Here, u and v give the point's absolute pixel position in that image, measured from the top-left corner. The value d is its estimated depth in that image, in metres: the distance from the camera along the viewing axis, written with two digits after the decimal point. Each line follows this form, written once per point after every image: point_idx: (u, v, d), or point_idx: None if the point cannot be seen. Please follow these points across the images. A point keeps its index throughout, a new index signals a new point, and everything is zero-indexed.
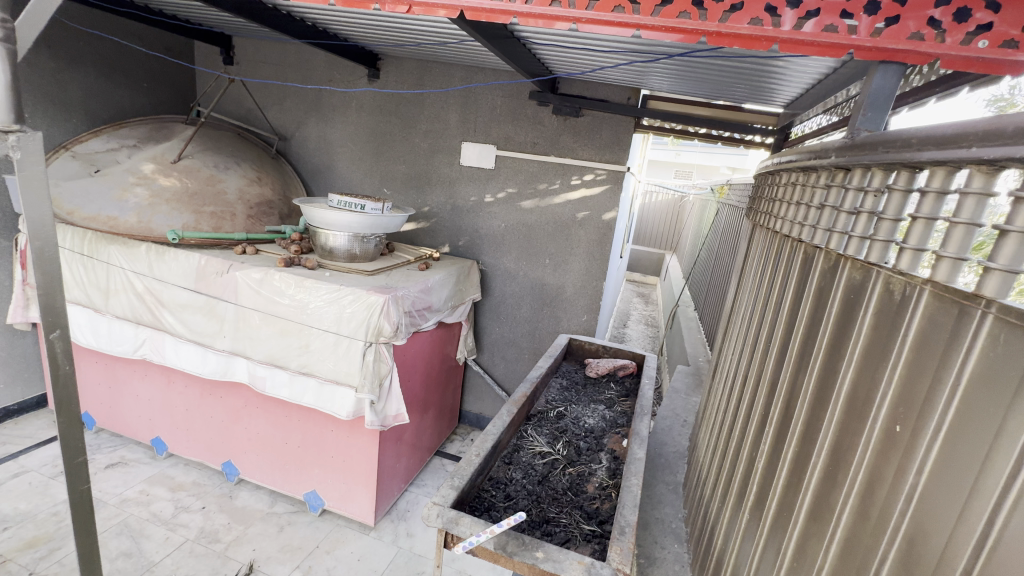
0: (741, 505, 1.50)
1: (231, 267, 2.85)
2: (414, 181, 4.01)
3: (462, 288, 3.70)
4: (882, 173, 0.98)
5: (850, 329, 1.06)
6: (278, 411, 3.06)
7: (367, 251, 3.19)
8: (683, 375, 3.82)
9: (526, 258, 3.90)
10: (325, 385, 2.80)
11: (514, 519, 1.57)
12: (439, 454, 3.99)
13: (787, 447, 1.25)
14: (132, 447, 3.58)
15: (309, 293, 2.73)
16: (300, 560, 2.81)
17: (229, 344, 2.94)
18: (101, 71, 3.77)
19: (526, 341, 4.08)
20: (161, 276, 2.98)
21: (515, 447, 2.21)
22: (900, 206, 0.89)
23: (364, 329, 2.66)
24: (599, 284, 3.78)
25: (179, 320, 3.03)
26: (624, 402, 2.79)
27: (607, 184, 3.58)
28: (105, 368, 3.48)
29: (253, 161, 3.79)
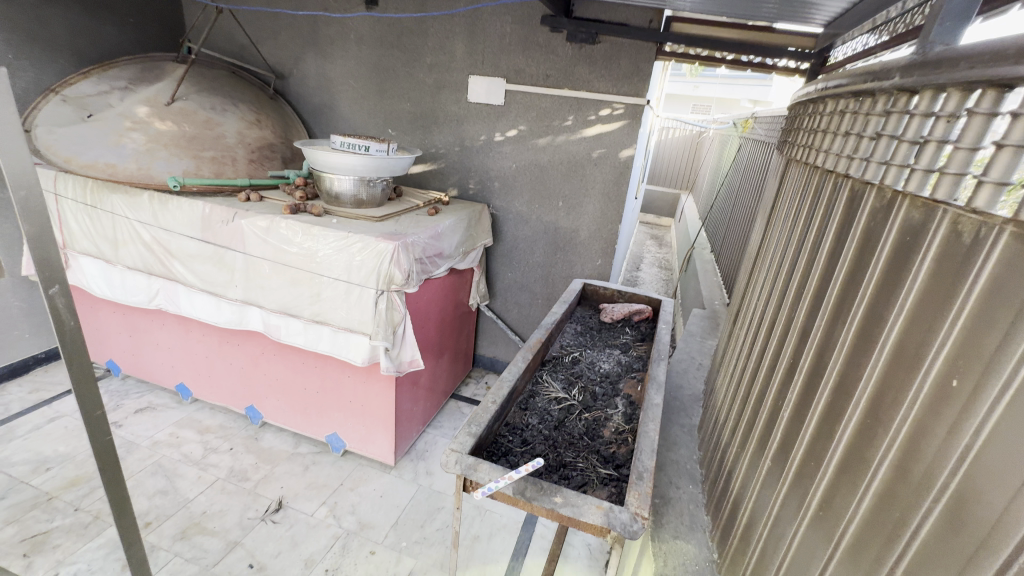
0: (762, 453, 1.47)
1: (236, 215, 2.77)
2: (421, 120, 3.81)
3: (473, 233, 3.60)
4: (961, 94, 0.82)
5: (902, 276, 0.95)
6: (295, 358, 3.10)
7: (374, 196, 3.07)
8: (699, 318, 3.76)
9: (539, 201, 3.75)
10: (339, 332, 2.80)
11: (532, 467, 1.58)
12: (455, 397, 4.08)
13: (818, 397, 1.20)
14: (159, 393, 3.70)
15: (317, 241, 2.66)
16: (326, 496, 2.95)
17: (241, 294, 2.93)
18: (83, 5, 3.52)
19: (539, 286, 4.03)
20: (168, 226, 2.93)
21: (530, 393, 2.21)
22: (981, 133, 0.75)
23: (375, 277, 2.60)
24: (615, 227, 3.65)
25: (189, 270, 3.00)
26: (639, 347, 2.76)
27: (625, 119, 3.35)
28: (123, 318, 3.53)
29: (251, 102, 3.60)
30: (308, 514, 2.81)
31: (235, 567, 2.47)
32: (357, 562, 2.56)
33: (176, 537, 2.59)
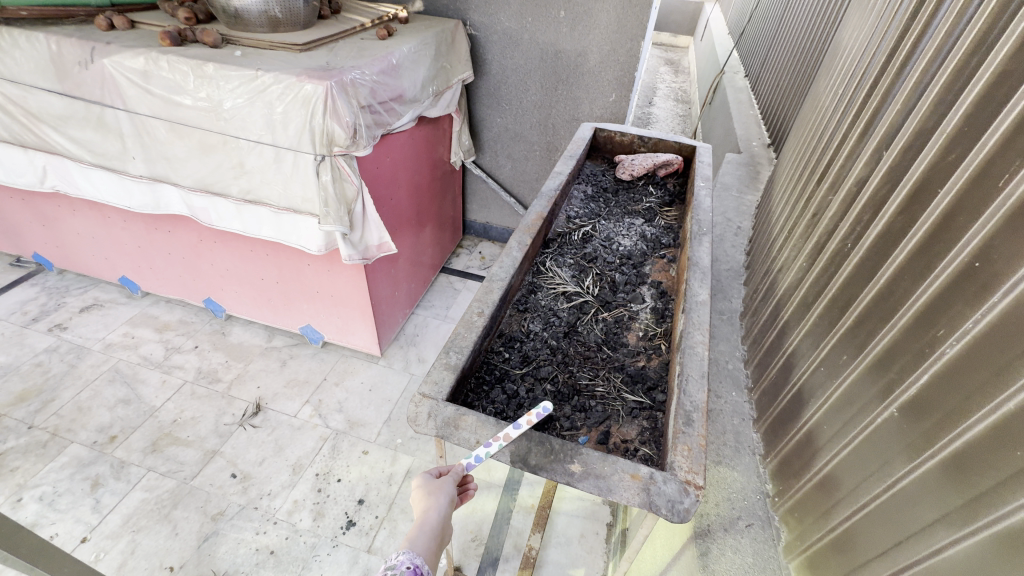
0: (880, 391, 0.98)
1: (95, 52, 1.92)
2: None
3: (446, 64, 2.69)
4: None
5: None
6: (240, 245, 2.52)
7: (294, 14, 2.14)
8: (734, 167, 3.05)
9: (533, 12, 2.74)
10: (282, 214, 2.17)
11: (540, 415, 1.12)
12: (445, 272, 3.60)
13: None
14: (105, 288, 3.22)
15: (219, 87, 1.87)
16: (309, 395, 2.67)
17: (145, 169, 2.22)
18: None
19: (537, 134, 3.23)
20: (15, 77, 2.09)
21: (530, 288, 1.69)
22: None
23: (309, 137, 1.87)
24: (635, 45, 2.71)
25: (68, 139, 2.24)
26: (668, 213, 2.15)
27: None
28: (26, 205, 2.87)
29: None
30: (291, 416, 2.55)
31: (218, 478, 2.27)
32: (350, 464, 2.35)
33: (147, 450, 2.35)
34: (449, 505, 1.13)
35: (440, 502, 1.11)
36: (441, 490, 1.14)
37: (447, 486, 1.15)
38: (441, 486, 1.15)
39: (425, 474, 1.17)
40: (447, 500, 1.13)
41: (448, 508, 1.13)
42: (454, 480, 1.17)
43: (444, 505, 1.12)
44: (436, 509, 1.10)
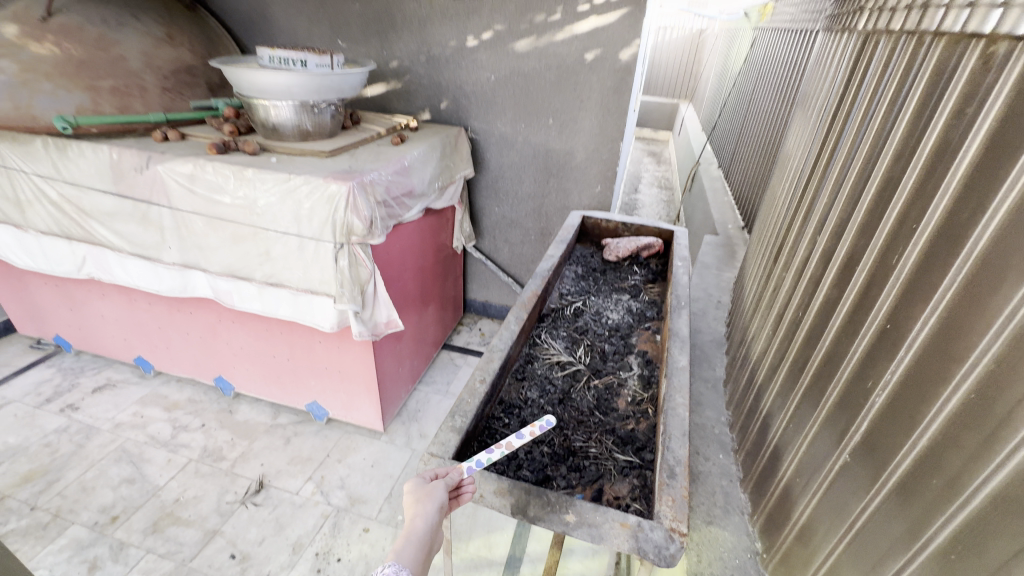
0: (835, 440, 1.12)
1: (151, 160, 2.24)
2: (375, 25, 3.10)
3: (450, 163, 3.07)
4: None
5: None
6: (256, 325, 2.70)
7: (322, 126, 2.51)
8: (713, 247, 3.34)
9: (526, 120, 3.17)
10: (299, 295, 2.38)
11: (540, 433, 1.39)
12: (446, 348, 3.76)
13: (949, 386, 0.82)
14: (119, 368, 3.35)
15: (255, 188, 2.16)
16: (312, 471, 2.70)
17: (178, 256, 2.47)
18: None
19: (531, 220, 3.56)
20: (74, 180, 2.40)
21: (527, 359, 1.85)
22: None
23: (330, 228, 2.14)
24: (616, 146, 3.11)
25: (113, 232, 2.51)
26: (652, 289, 2.37)
27: (626, 7, 2.69)
28: (58, 290, 3.08)
29: (159, 13, 2.88)
30: (292, 493, 2.57)
31: (216, 559, 2.25)
32: (350, 543, 2.34)
33: (147, 531, 2.34)
34: (439, 512, 1.14)
35: (428, 512, 1.13)
36: (431, 498, 1.14)
37: (437, 496, 1.14)
38: (431, 494, 1.14)
39: (417, 479, 1.18)
40: (436, 509, 1.13)
41: (438, 514, 1.15)
42: (444, 489, 1.15)
43: (432, 514, 1.13)
44: (424, 518, 1.13)
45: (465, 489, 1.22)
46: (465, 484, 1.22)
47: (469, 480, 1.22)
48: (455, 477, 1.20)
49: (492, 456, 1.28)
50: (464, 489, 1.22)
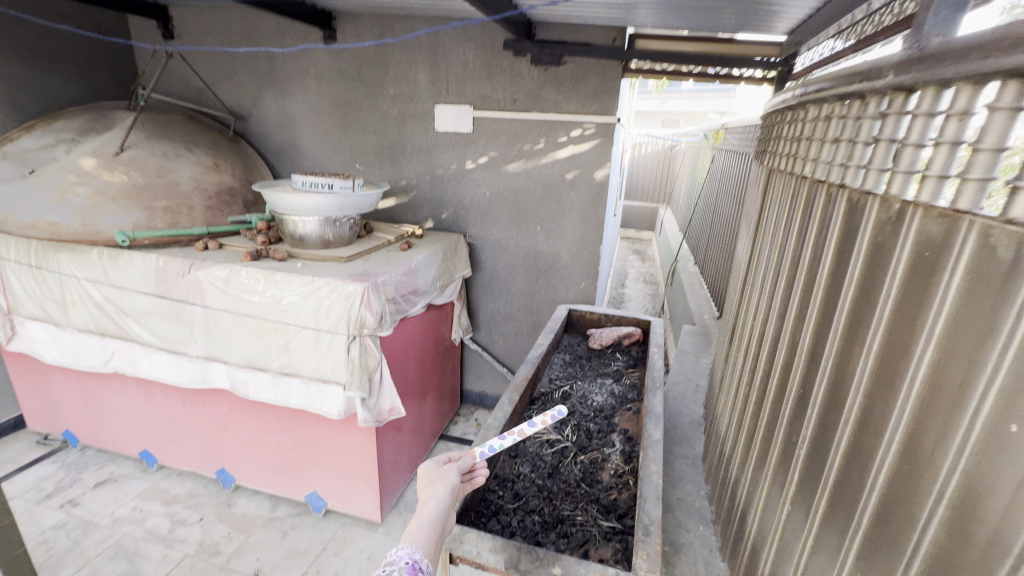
0: (779, 493, 1.31)
1: (193, 266, 2.59)
2: (388, 153, 3.69)
3: (450, 265, 3.46)
4: (921, 94, 0.82)
5: (921, 304, 0.84)
6: (266, 414, 2.88)
7: (342, 235, 2.92)
8: (691, 336, 3.63)
9: (517, 227, 3.64)
10: (312, 384, 2.60)
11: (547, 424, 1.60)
12: (444, 439, 3.85)
13: (839, 434, 1.06)
14: (121, 463, 3.41)
15: (281, 288, 2.49)
16: (307, 565, 2.69)
17: (203, 350, 2.72)
18: (22, 57, 3.32)
19: (524, 314, 3.88)
20: (120, 283, 2.73)
21: (520, 437, 2.04)
22: None
23: (345, 322, 2.43)
24: (596, 248, 3.54)
25: (146, 329, 2.79)
26: (632, 374, 2.62)
27: (597, 139, 3.27)
28: (78, 385, 3.26)
29: (208, 146, 3.45)
30: None
31: None
32: None
33: None
34: (451, 493, 1.24)
35: (441, 490, 1.22)
36: (444, 477, 1.27)
37: (450, 475, 1.27)
38: (445, 474, 1.28)
39: (431, 462, 1.32)
40: (448, 488, 1.24)
41: (449, 497, 1.23)
42: (457, 468, 1.31)
43: (444, 493, 1.22)
44: (437, 496, 1.21)
45: (476, 474, 1.40)
46: (477, 470, 1.41)
47: (480, 466, 1.42)
48: (468, 462, 1.38)
49: (504, 443, 1.49)
50: (476, 474, 1.40)
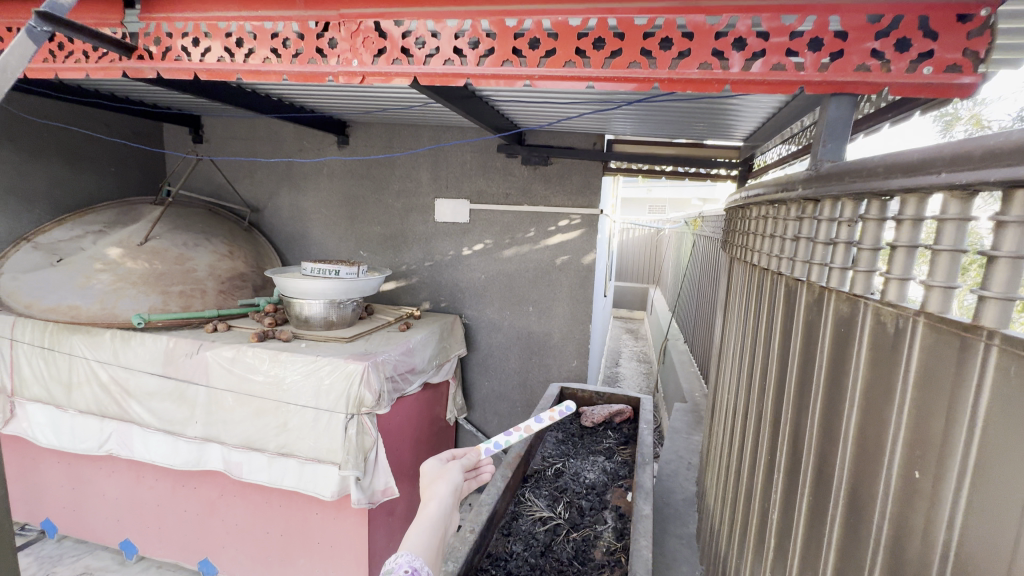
0: (761, 561, 1.37)
1: (201, 347, 2.73)
2: (391, 241, 3.99)
3: (446, 344, 3.61)
4: (828, 204, 1.08)
5: (847, 370, 1.01)
6: (257, 498, 2.85)
7: (345, 317, 3.09)
8: (682, 413, 3.68)
9: (510, 308, 3.84)
10: (307, 464, 2.63)
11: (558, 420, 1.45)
12: None
13: (801, 494, 1.17)
14: (99, 555, 3.27)
15: (285, 368, 2.61)
16: None
17: (201, 430, 2.77)
18: (66, 160, 3.71)
19: (518, 393, 3.95)
20: (128, 364, 2.83)
21: (513, 515, 2.07)
22: None
23: (345, 400, 2.52)
24: (586, 328, 3.71)
25: (147, 410, 2.84)
26: (624, 451, 2.66)
27: (583, 228, 3.59)
28: (68, 469, 3.23)
29: (225, 236, 3.73)
30: None
31: None
32: None
33: None
34: (453, 492, 1.12)
35: (444, 489, 1.10)
36: (447, 475, 1.15)
37: (453, 473, 1.16)
38: (448, 471, 1.17)
39: (434, 459, 1.20)
40: (451, 486, 1.12)
41: (451, 497, 1.11)
42: (461, 466, 1.20)
43: (448, 492, 1.10)
44: (439, 495, 1.09)
45: (482, 472, 1.29)
46: (483, 467, 1.30)
47: (485, 464, 1.31)
48: (473, 458, 1.27)
49: (511, 440, 1.34)
50: (482, 471, 1.29)
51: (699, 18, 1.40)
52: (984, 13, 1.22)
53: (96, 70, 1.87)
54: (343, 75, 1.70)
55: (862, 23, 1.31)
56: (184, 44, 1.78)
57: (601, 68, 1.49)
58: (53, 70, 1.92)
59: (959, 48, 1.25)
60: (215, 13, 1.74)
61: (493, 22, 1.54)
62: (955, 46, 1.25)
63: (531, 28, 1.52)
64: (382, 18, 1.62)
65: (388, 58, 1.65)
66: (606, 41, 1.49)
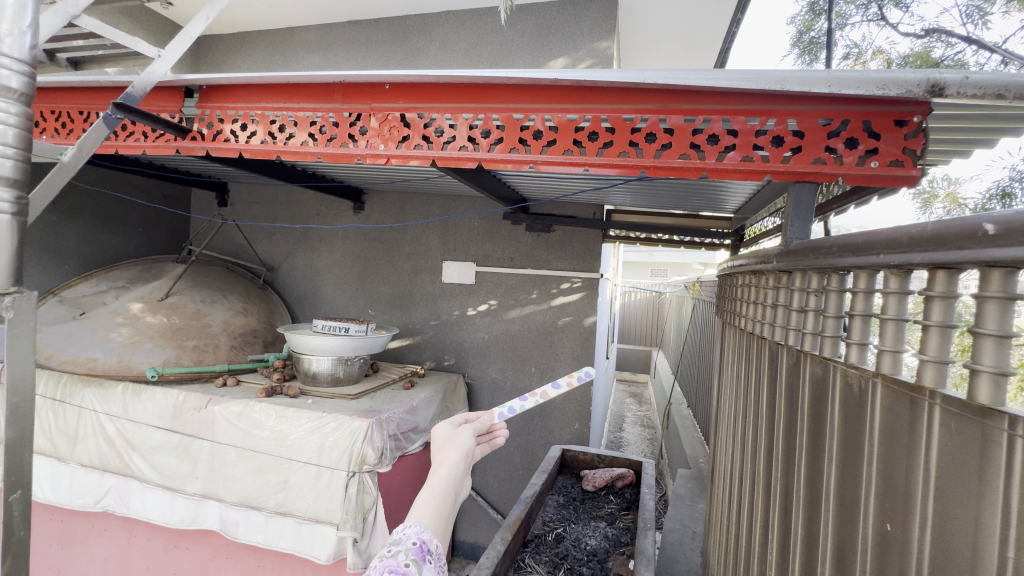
0: None
1: (210, 401, 2.78)
2: (399, 300, 4.14)
3: (448, 403, 3.64)
4: (797, 276, 1.21)
5: (825, 429, 1.09)
6: (250, 561, 2.81)
7: (351, 373, 3.16)
8: (686, 480, 3.62)
9: (513, 368, 3.90)
10: (304, 525, 2.60)
11: (577, 386, 1.36)
12: None
13: (794, 553, 1.20)
14: None
15: (290, 424, 2.66)
16: None
17: (201, 487, 2.76)
18: (99, 220, 3.96)
19: (519, 455, 3.91)
20: (136, 418, 2.86)
21: None
22: None
23: (347, 458, 2.54)
24: (587, 389, 3.75)
25: (149, 464, 2.85)
26: (626, 516, 2.63)
27: (583, 291, 3.73)
28: (59, 526, 3.16)
29: (241, 293, 3.90)
30: None
31: None
32: None
33: None
34: (464, 458, 1.08)
35: (454, 455, 1.07)
36: (457, 440, 1.11)
37: (464, 439, 1.12)
38: (459, 437, 1.13)
39: (444, 424, 1.17)
40: (462, 452, 1.08)
41: (463, 463, 1.08)
42: (472, 432, 1.16)
43: (459, 458, 1.07)
44: (450, 460, 1.06)
45: (496, 435, 1.25)
46: (495, 431, 1.26)
47: (499, 427, 1.27)
48: (485, 422, 1.23)
49: (526, 405, 1.34)
50: (495, 435, 1.25)
51: (679, 118, 1.62)
52: (917, 119, 1.42)
53: (152, 147, 2.12)
54: (369, 157, 1.92)
55: (817, 125, 1.51)
56: (232, 128, 2.04)
57: (595, 156, 1.69)
58: (113, 148, 2.17)
59: (902, 145, 1.43)
60: (262, 104, 2.00)
61: (503, 116, 1.78)
62: (898, 143, 1.43)
63: (535, 122, 1.75)
64: (407, 111, 1.86)
65: (409, 143, 1.87)
66: (599, 134, 1.71)
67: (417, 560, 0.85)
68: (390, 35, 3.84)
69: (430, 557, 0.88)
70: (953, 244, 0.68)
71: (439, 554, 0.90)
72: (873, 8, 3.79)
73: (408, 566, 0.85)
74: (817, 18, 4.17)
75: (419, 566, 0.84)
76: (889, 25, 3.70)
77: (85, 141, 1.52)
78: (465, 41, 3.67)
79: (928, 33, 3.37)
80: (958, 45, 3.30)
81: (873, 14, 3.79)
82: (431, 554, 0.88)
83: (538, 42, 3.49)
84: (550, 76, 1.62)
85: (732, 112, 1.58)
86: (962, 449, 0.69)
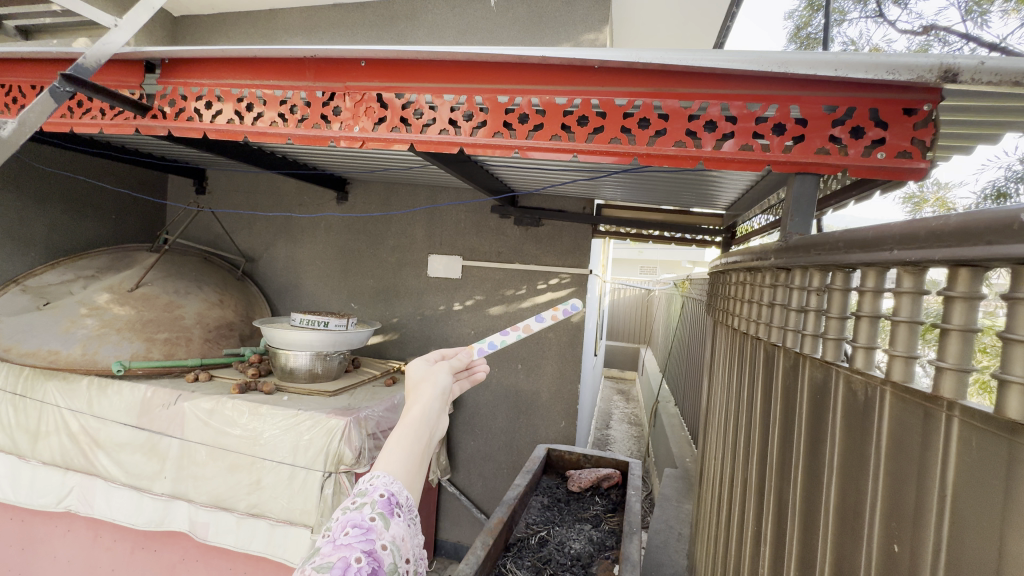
0: None
1: (180, 397, 2.65)
2: (383, 294, 4.02)
3: None
4: (798, 273, 1.13)
5: (825, 436, 1.02)
6: (221, 564, 2.70)
7: (330, 369, 3.05)
8: (672, 479, 3.57)
9: (498, 365, 3.81)
10: (277, 527, 2.52)
11: (564, 319, 1.23)
12: None
13: (787, 567, 1.13)
14: None
15: (264, 422, 2.54)
16: None
17: (170, 486, 2.64)
18: (67, 206, 3.78)
19: (503, 454, 3.84)
20: (101, 414, 2.73)
21: None
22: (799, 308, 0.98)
23: (323, 458, 2.44)
24: (573, 387, 3.68)
25: (115, 462, 2.71)
26: (611, 518, 2.57)
27: (572, 287, 3.65)
28: (19, 527, 3.01)
29: (217, 284, 3.74)
30: None
31: None
32: None
33: None
34: (441, 398, 0.95)
35: (429, 394, 0.93)
36: (434, 378, 0.98)
37: (441, 377, 0.98)
38: (435, 374, 0.99)
39: (419, 359, 1.02)
40: (437, 392, 0.95)
41: (439, 402, 0.95)
42: (449, 369, 1.02)
43: (433, 397, 0.93)
44: (424, 400, 0.92)
45: (477, 370, 1.11)
46: (476, 366, 1.11)
47: (479, 362, 1.12)
48: (464, 357, 1.09)
49: (507, 340, 1.20)
50: (476, 370, 1.11)
51: (674, 102, 1.54)
52: (927, 109, 1.36)
53: (111, 126, 1.99)
54: (344, 139, 1.81)
55: (820, 112, 1.44)
56: (197, 106, 1.92)
57: (584, 142, 1.61)
58: (68, 125, 2.04)
59: (908, 137, 1.37)
60: (229, 81, 1.88)
61: (487, 98, 1.68)
62: (904, 135, 1.37)
63: (521, 104, 1.66)
64: (385, 90, 1.76)
65: (387, 125, 1.77)
66: (589, 118, 1.62)
67: (384, 514, 0.77)
68: (376, 19, 3.70)
69: (399, 510, 0.79)
70: (980, 239, 0.60)
71: (410, 507, 0.81)
72: (871, 5, 3.75)
73: (374, 520, 0.77)
74: (814, 14, 4.13)
75: (386, 520, 0.77)
76: (887, 23, 3.67)
77: (28, 115, 1.40)
78: (455, 28, 3.55)
79: (926, 31, 3.33)
80: (955, 44, 3.27)
81: (870, 11, 3.74)
82: (401, 507, 0.79)
83: (530, 30, 3.38)
84: (536, 55, 1.53)
85: (730, 97, 1.50)
86: (984, 467, 0.62)
